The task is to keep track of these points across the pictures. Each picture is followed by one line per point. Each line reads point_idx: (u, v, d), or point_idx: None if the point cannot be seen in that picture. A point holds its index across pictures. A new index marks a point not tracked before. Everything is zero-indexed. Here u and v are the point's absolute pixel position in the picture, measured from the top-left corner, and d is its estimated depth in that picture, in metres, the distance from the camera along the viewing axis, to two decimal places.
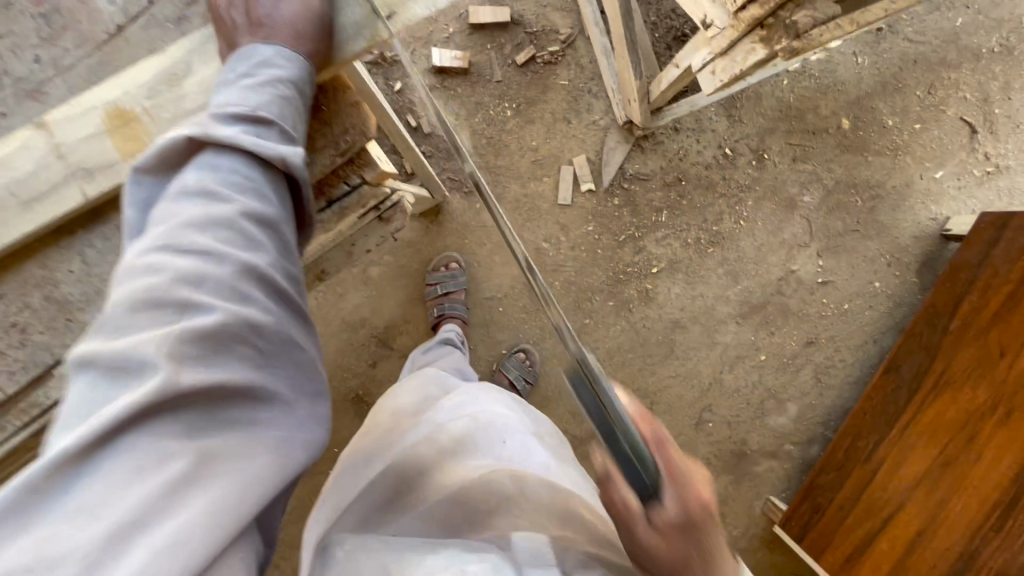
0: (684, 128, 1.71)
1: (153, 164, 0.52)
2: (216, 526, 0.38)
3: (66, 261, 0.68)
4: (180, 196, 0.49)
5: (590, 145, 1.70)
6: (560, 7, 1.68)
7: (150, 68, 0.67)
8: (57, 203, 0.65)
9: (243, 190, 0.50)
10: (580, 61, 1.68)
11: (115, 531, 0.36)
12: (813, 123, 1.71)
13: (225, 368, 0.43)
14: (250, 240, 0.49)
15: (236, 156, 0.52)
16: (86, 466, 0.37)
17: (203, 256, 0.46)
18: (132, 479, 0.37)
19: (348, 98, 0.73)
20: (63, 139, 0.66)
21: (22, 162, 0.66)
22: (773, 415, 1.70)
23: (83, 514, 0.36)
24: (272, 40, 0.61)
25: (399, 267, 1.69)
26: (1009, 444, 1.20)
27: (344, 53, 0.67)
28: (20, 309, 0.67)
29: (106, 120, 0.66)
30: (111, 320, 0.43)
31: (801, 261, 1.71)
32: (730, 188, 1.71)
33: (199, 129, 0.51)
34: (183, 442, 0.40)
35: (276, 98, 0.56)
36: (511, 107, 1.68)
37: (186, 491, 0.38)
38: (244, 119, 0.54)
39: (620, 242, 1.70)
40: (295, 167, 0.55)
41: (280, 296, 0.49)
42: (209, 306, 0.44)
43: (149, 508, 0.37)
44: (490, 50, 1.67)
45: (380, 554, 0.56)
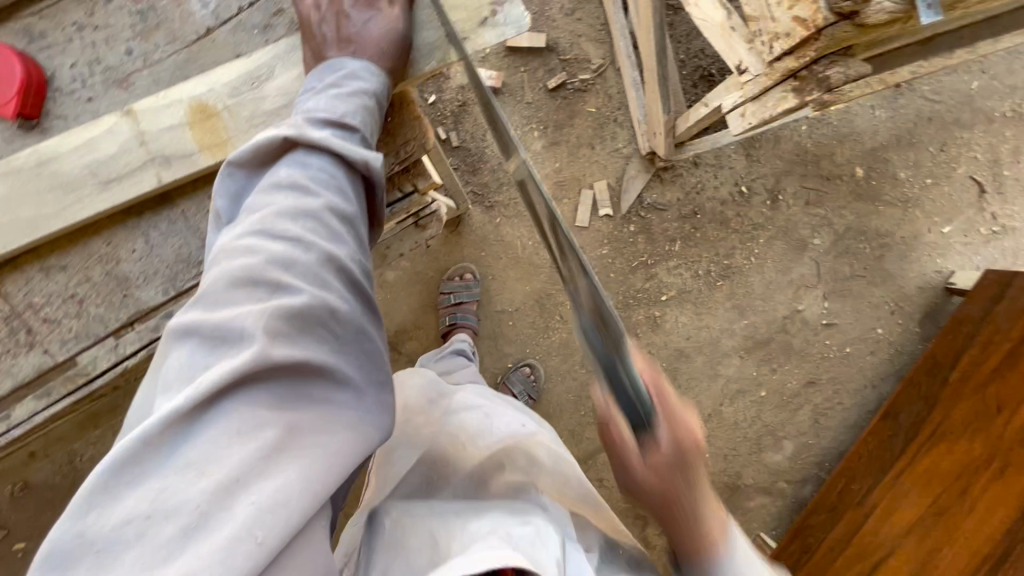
0: (704, 163, 1.76)
1: (248, 159, 0.59)
2: (308, 491, 0.42)
3: (131, 240, 0.74)
4: (273, 188, 0.56)
5: (612, 172, 1.75)
6: (594, 37, 1.74)
7: (234, 69, 0.74)
8: (134, 185, 0.72)
9: (329, 187, 0.57)
10: (609, 90, 1.74)
11: (221, 487, 0.40)
12: (829, 169, 1.77)
13: (309, 347, 0.48)
14: (331, 231, 0.55)
15: (325, 156, 0.59)
16: (192, 426, 0.42)
17: (292, 244, 0.52)
18: (232, 441, 0.42)
19: (413, 111, 0.78)
20: (147, 128, 0.73)
21: (109, 145, 0.73)
22: (770, 451, 1.72)
23: (192, 469, 0.41)
24: (360, 55, 0.69)
25: (415, 273, 1.73)
26: (1002, 497, 1.19)
27: (418, 71, 0.74)
28: (81, 281, 0.73)
29: (189, 113, 0.73)
30: (211, 296, 0.49)
31: (808, 302, 1.75)
32: (744, 225, 1.76)
33: (295, 131, 0.58)
34: (273, 413, 0.44)
35: (359, 106, 0.64)
36: (538, 128, 1.74)
37: (279, 458, 0.42)
38: (333, 124, 0.61)
39: (633, 268, 1.75)
40: (375, 170, 0.62)
41: (357, 287, 0.55)
42: (296, 288, 0.50)
43: (248, 469, 0.41)
44: (523, 72, 1.73)
45: (427, 526, 0.58)
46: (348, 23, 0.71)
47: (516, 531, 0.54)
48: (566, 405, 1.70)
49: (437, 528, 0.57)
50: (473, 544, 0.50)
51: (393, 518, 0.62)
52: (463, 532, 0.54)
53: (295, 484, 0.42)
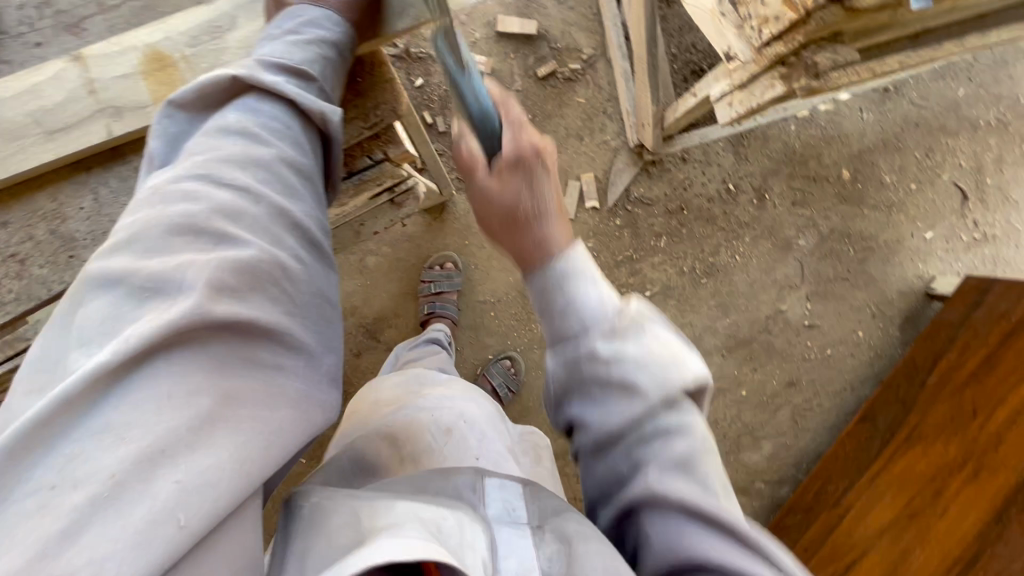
0: (692, 159, 1.74)
1: (190, 99, 0.56)
2: (244, 470, 0.40)
3: (80, 199, 0.71)
4: (221, 133, 0.54)
5: (599, 164, 1.73)
6: (586, 27, 1.72)
7: (194, 18, 0.72)
8: (85, 136, 0.69)
9: (281, 137, 0.56)
10: (599, 82, 1.72)
11: (144, 458, 0.37)
12: (816, 170, 1.76)
13: (252, 307, 0.46)
14: (287, 185, 0.53)
15: (277, 103, 0.57)
16: (115, 386, 0.39)
17: (242, 193, 0.50)
18: (159, 408, 0.39)
19: (383, 73, 0.76)
20: (98, 76, 0.71)
21: (57, 92, 0.70)
22: (748, 451, 1.71)
23: (111, 435, 0.37)
24: (321, 2, 0.67)
25: (396, 260, 1.70)
26: (973, 500, 1.18)
27: (390, 29, 0.73)
28: (24, 240, 0.69)
29: (143, 62, 0.71)
30: (143, 243, 0.46)
31: (790, 302, 1.75)
32: (729, 223, 1.75)
33: (246, 72, 0.57)
34: (210, 379, 0.42)
35: (318, 57, 0.63)
36: (526, 117, 1.71)
37: (214, 429, 0.40)
38: (287, 70, 0.59)
39: (618, 262, 1.73)
40: (332, 123, 0.61)
41: (309, 245, 0.54)
42: (242, 241, 0.48)
43: (177, 436, 0.38)
44: (513, 59, 1.70)
45: (349, 505, 0.46)
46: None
47: (445, 522, 0.44)
48: (545, 400, 1.68)
49: (363, 506, 0.46)
50: (398, 525, 0.40)
51: (312, 503, 0.48)
52: (390, 512, 0.44)
53: (230, 452, 0.40)
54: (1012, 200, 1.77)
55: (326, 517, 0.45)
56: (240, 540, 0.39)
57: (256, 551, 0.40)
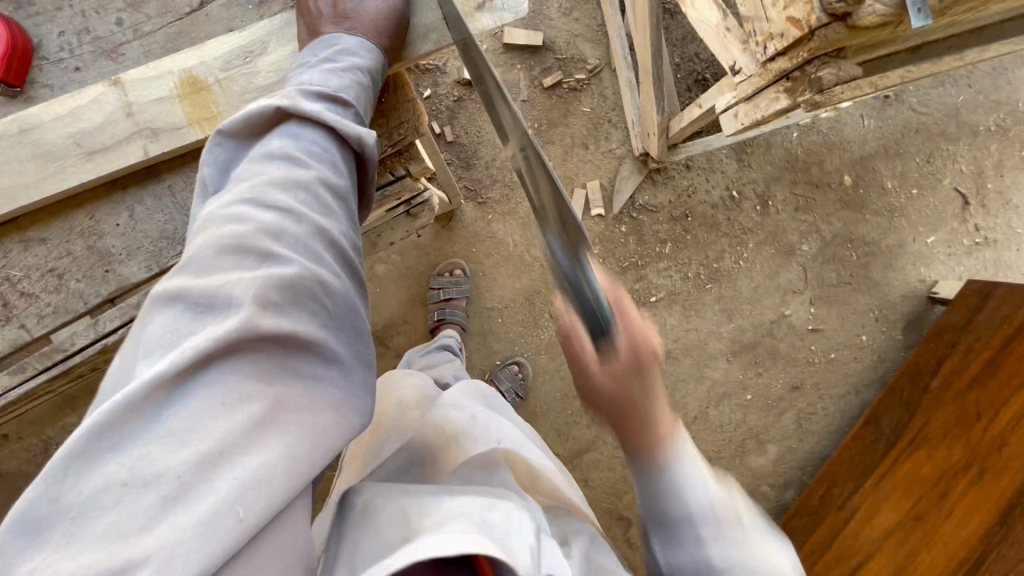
0: (696, 166, 1.77)
1: (237, 128, 0.59)
2: (293, 470, 0.42)
3: (115, 215, 0.74)
4: (266, 158, 0.56)
5: (604, 172, 1.76)
6: (591, 37, 1.74)
7: (227, 43, 0.74)
8: (120, 155, 0.72)
9: (321, 160, 0.58)
10: (604, 91, 1.75)
11: (204, 459, 0.40)
12: (818, 176, 1.79)
13: (297, 319, 0.47)
14: (326, 203, 0.55)
15: (317, 129, 0.60)
16: (177, 393, 0.42)
17: (285, 214, 0.52)
18: (215, 413, 0.41)
19: (407, 94, 0.79)
20: (135, 98, 0.73)
21: (94, 116, 0.72)
22: (754, 455, 1.73)
23: (174, 439, 0.40)
24: (356, 31, 0.69)
25: (405, 267, 1.72)
26: (977, 503, 1.21)
27: (413, 53, 0.75)
28: (61, 256, 0.73)
29: (179, 86, 0.73)
30: (196, 262, 0.48)
31: (794, 307, 1.77)
32: (733, 229, 1.77)
33: (288, 101, 0.59)
34: (260, 387, 0.44)
35: (353, 83, 0.65)
36: (533, 126, 1.74)
37: (265, 432, 0.42)
38: (326, 97, 0.62)
39: (623, 268, 1.75)
40: (368, 145, 0.63)
41: (347, 260, 0.55)
42: (286, 259, 0.49)
43: (231, 440, 0.41)
44: (519, 70, 1.73)
45: (399, 501, 0.53)
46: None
47: (489, 516, 0.49)
48: (553, 404, 1.70)
49: (411, 504, 0.52)
50: (446, 524, 0.46)
51: (365, 497, 0.56)
52: (436, 511, 0.50)
53: (276, 456, 0.42)
54: (1012, 205, 1.79)
55: (379, 514, 0.52)
56: (289, 536, 0.42)
57: (305, 547, 0.43)
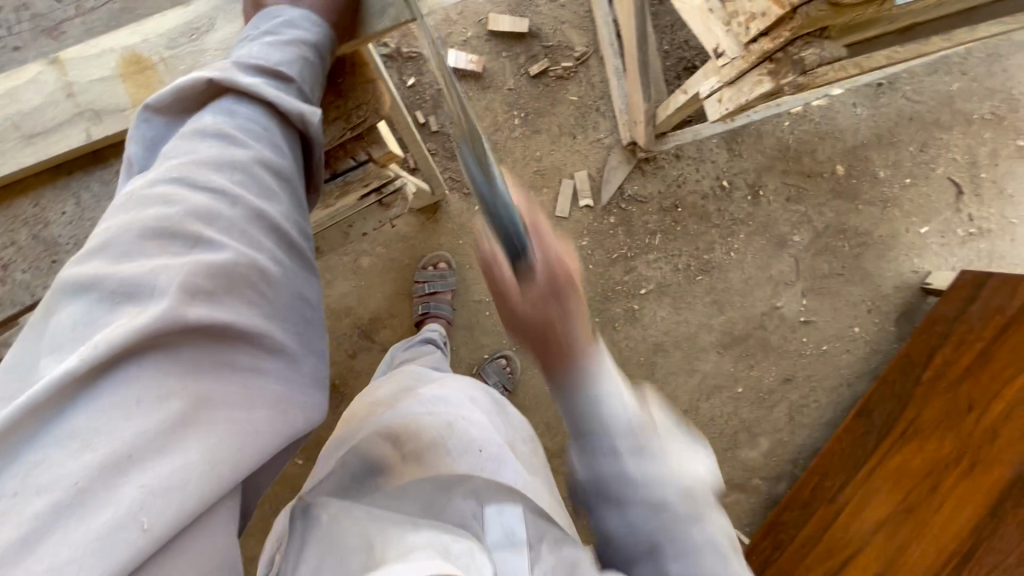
0: (685, 156, 1.74)
1: (168, 103, 0.57)
2: (215, 471, 0.40)
3: (61, 202, 0.71)
4: (199, 138, 0.54)
5: (592, 162, 1.73)
6: (578, 24, 1.71)
7: (171, 20, 0.71)
8: (61, 139, 0.69)
9: (259, 139, 0.56)
10: (591, 79, 1.71)
11: (111, 463, 0.37)
12: (810, 165, 1.76)
13: (228, 308, 0.46)
14: (263, 186, 0.54)
15: (255, 105, 0.58)
16: (83, 392, 0.39)
17: (218, 199, 0.50)
18: (126, 413, 0.39)
19: (366, 74, 0.76)
20: (75, 79, 0.70)
21: (33, 96, 0.70)
22: (745, 448, 1.72)
23: (78, 441, 0.37)
24: (301, 4, 0.66)
25: (390, 260, 1.69)
26: (968, 496, 1.18)
27: (371, 29, 0.72)
28: (7, 245, 0.70)
29: (121, 65, 0.70)
30: (115, 250, 0.45)
31: (786, 299, 1.74)
32: (724, 220, 1.75)
33: (222, 74, 0.56)
34: (181, 383, 0.41)
35: (297, 58, 0.62)
36: (519, 116, 1.71)
37: (183, 430, 0.40)
38: (266, 72, 0.59)
39: (612, 260, 1.73)
40: (312, 125, 0.61)
41: (289, 246, 0.54)
42: (218, 244, 0.48)
43: (143, 442, 0.38)
44: (504, 58, 1.70)
45: (363, 523, 0.51)
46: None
47: (452, 545, 0.46)
48: (541, 398, 1.68)
49: (378, 531, 0.49)
50: (410, 552, 0.43)
51: (329, 513, 0.54)
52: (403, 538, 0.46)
53: (197, 451, 0.39)
54: (1007, 194, 1.76)
55: (345, 537, 0.49)
56: (212, 538, 0.39)
57: (231, 549, 0.41)
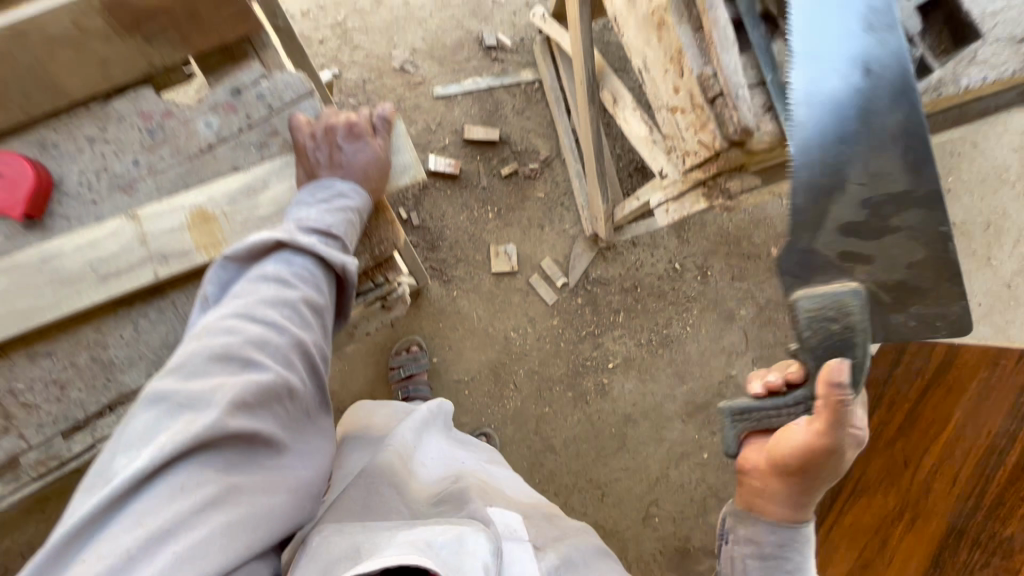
0: (641, 243, 1.94)
1: (240, 254, 0.71)
2: (230, 548, 0.54)
3: (120, 327, 0.82)
4: (259, 279, 0.71)
5: (559, 250, 1.91)
6: (542, 131, 1.93)
7: (233, 181, 0.82)
8: (130, 279, 0.80)
9: (307, 282, 0.73)
10: (556, 178, 1.92)
11: (156, 534, 0.51)
12: (750, 249, 1.97)
13: (262, 420, 0.63)
14: (304, 320, 0.71)
15: (309, 258, 0.74)
16: (151, 489, 0.54)
17: (269, 327, 0.68)
18: (174, 498, 0.54)
19: (387, 215, 0.91)
20: (149, 230, 0.80)
21: (113, 245, 0.80)
22: (714, 513, 1.81)
23: (137, 518, 0.52)
24: (348, 177, 0.84)
25: (375, 344, 1.80)
26: (914, 549, 1.29)
27: (394, 183, 0.89)
28: (67, 366, 0.81)
29: (189, 218, 0.81)
30: (187, 366, 0.61)
31: (739, 367, 1.92)
32: (678, 298, 1.94)
33: (287, 235, 0.72)
34: (218, 476, 0.57)
35: (345, 221, 0.79)
36: (493, 211, 1.90)
37: (212, 512, 0.55)
38: (321, 232, 0.76)
39: (581, 337, 1.88)
40: (350, 273, 0.77)
41: (314, 369, 0.72)
42: (265, 367, 0.65)
43: (182, 520, 0.53)
44: (479, 161, 1.90)
45: (352, 538, 0.65)
46: (341, 152, 0.85)
47: (437, 539, 0.64)
48: (520, 471, 1.80)
49: (364, 539, 0.64)
50: (395, 547, 0.60)
51: (322, 535, 0.65)
52: (390, 541, 0.63)
53: (222, 530, 0.54)
54: None
55: (336, 548, 0.63)
56: None
57: None
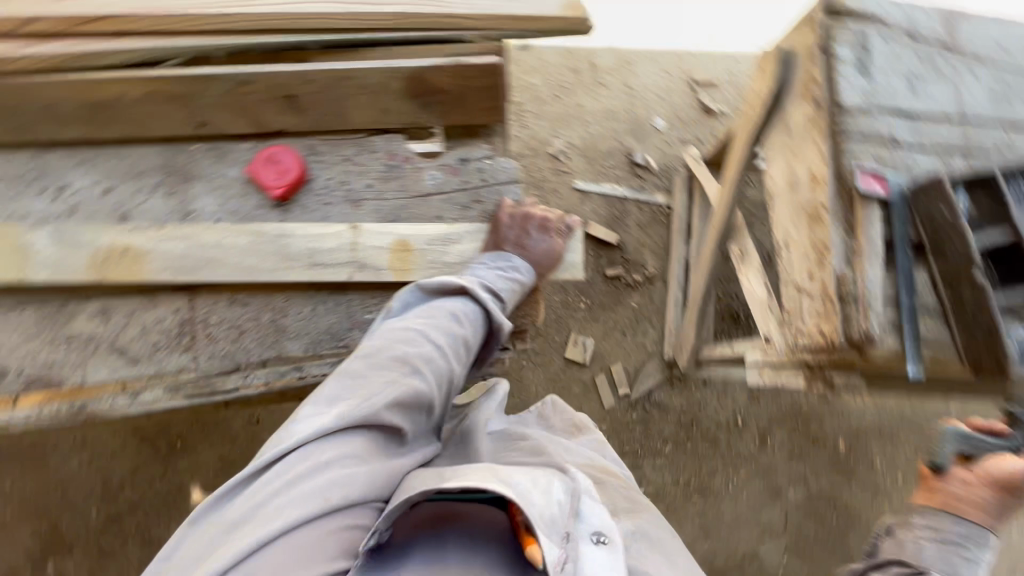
0: (711, 386, 1.95)
1: (430, 286, 0.89)
2: (363, 493, 0.69)
3: (301, 305, 0.98)
4: (438, 309, 0.87)
5: (631, 362, 1.96)
6: (655, 250, 2.04)
7: (438, 227, 1.00)
8: (331, 272, 0.96)
9: (471, 324, 0.88)
10: (653, 296, 2.01)
11: (322, 464, 0.69)
12: (816, 433, 1.94)
13: (408, 416, 0.78)
14: (460, 352, 0.85)
15: (479, 306, 0.89)
16: (327, 435, 0.72)
17: (435, 349, 0.82)
18: (337, 444, 0.72)
19: (535, 297, 1.08)
20: (363, 243, 0.98)
21: (330, 242, 0.97)
22: None
23: (313, 449, 0.71)
24: (526, 257, 0.98)
25: None
26: None
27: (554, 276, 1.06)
28: (248, 318, 0.97)
29: (395, 244, 0.98)
30: (371, 358, 0.79)
31: (768, 547, 1.87)
32: (729, 453, 1.91)
33: (470, 285, 0.89)
34: (368, 441, 0.74)
35: (510, 290, 0.94)
36: (584, 303, 1.98)
37: (359, 463, 0.71)
38: (493, 292, 0.92)
39: (623, 452, 1.90)
40: (502, 330, 0.92)
41: (452, 391, 0.87)
42: (422, 378, 0.80)
43: (340, 460, 0.70)
44: (590, 254, 2.01)
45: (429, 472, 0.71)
46: (529, 239, 0.99)
47: (513, 476, 0.71)
48: None
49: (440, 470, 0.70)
50: (476, 473, 0.68)
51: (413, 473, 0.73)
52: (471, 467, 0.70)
53: (363, 480, 0.70)
54: None
55: (417, 478, 0.69)
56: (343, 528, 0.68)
57: None
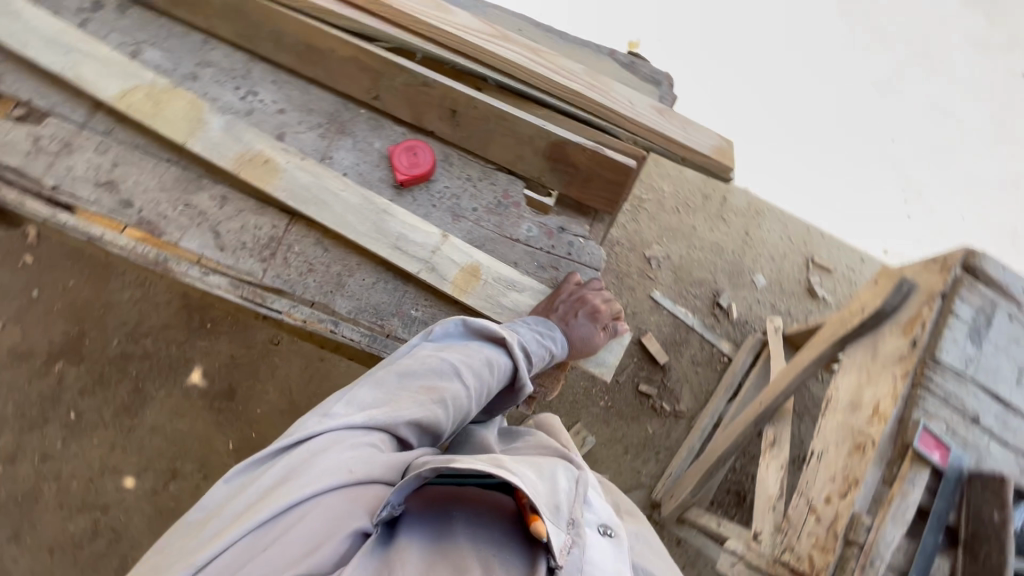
0: (682, 548, 1.83)
1: (476, 327, 0.94)
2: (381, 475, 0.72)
3: (367, 273, 1.07)
4: (478, 351, 0.91)
5: (618, 480, 1.90)
6: (695, 390, 1.99)
7: (510, 270, 1.08)
8: (405, 261, 1.05)
9: (501, 375, 0.92)
10: (671, 431, 1.95)
11: (345, 449, 0.73)
12: None
13: (423, 434, 0.82)
14: (485, 394, 0.89)
15: (512, 362, 0.94)
16: (351, 429, 0.77)
17: (463, 386, 0.86)
18: (358, 436, 0.76)
19: (559, 372, 1.13)
20: (444, 250, 1.06)
21: (418, 236, 1.06)
22: None
23: (335, 439, 0.75)
24: (568, 336, 1.03)
25: None
26: None
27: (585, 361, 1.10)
28: (322, 261, 1.07)
29: (468, 266, 1.05)
30: (402, 377, 0.85)
31: None
32: None
33: (511, 339, 0.95)
34: (386, 441, 0.78)
35: (540, 359, 0.99)
36: (605, 402, 1.95)
37: (377, 454, 0.74)
38: (527, 355, 0.97)
39: None
40: (520, 393, 0.98)
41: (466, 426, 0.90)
42: (445, 405, 0.83)
43: (360, 448, 0.74)
44: (633, 362, 1.99)
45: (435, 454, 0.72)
46: (575, 318, 1.05)
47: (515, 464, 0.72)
48: None
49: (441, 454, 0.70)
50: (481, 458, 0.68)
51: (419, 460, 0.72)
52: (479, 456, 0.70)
53: (383, 464, 0.72)
54: None
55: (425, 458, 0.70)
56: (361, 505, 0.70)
57: None
